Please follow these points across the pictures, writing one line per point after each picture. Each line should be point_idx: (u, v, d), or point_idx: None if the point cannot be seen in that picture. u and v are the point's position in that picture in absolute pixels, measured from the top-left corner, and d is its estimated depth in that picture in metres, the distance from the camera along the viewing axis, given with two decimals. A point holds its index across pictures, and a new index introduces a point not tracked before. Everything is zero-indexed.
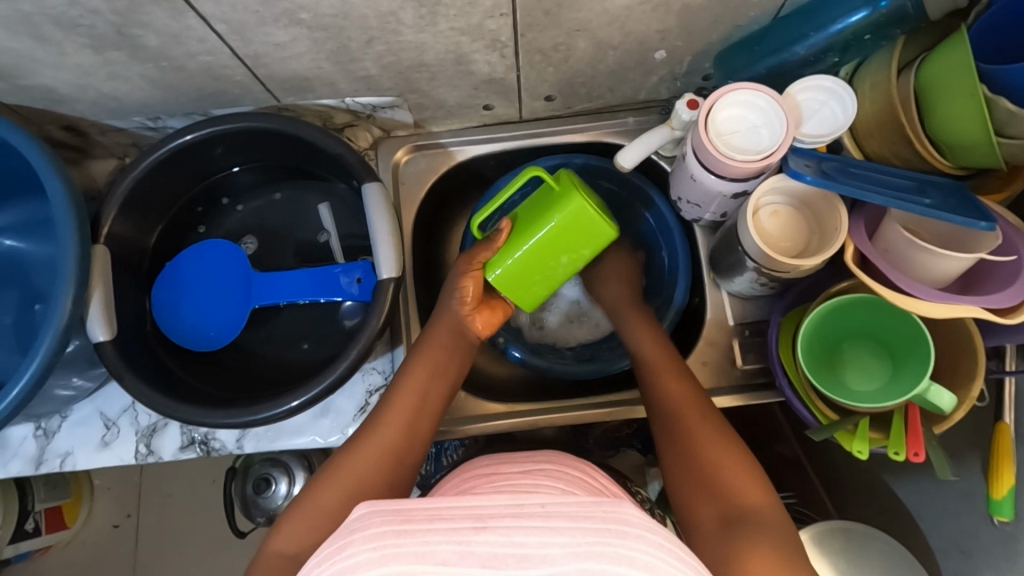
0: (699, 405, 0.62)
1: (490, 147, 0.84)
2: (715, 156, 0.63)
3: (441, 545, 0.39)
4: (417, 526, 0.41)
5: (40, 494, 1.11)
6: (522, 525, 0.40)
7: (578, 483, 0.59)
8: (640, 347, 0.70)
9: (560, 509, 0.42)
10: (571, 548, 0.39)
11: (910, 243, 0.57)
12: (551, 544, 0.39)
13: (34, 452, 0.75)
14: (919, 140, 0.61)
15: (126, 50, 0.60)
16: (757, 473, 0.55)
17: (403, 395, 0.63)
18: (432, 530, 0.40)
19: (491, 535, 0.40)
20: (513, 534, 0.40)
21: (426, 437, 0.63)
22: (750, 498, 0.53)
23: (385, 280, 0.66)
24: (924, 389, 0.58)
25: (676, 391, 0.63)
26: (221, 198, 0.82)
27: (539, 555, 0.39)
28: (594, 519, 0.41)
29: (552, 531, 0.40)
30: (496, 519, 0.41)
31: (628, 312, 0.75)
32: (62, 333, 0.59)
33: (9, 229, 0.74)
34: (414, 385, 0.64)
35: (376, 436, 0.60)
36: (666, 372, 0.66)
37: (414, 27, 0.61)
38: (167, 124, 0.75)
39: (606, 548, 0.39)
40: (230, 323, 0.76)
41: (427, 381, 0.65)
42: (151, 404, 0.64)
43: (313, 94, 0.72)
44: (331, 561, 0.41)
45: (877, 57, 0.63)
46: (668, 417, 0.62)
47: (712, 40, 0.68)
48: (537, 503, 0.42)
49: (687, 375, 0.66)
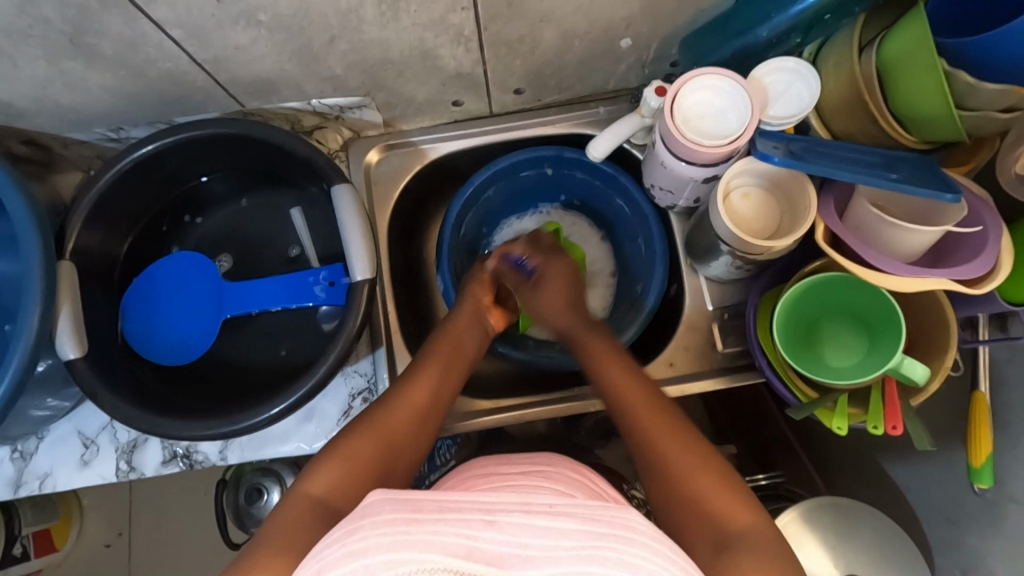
0: (670, 427, 0.58)
1: (462, 142, 0.83)
2: (682, 143, 0.63)
3: (450, 536, 0.39)
4: (428, 516, 0.41)
5: (27, 518, 1.09)
6: (530, 521, 0.40)
7: (575, 485, 0.59)
8: (601, 371, 0.64)
9: (569, 509, 0.42)
10: (577, 550, 0.39)
11: (878, 219, 0.58)
12: (556, 547, 0.39)
13: (12, 475, 0.73)
14: (882, 115, 0.61)
15: (82, 59, 0.59)
16: (746, 490, 0.54)
17: (429, 363, 0.65)
18: (441, 520, 0.40)
19: (496, 533, 0.40)
20: (518, 535, 0.40)
21: (444, 408, 0.63)
22: (733, 516, 0.52)
23: (359, 282, 0.66)
24: (898, 362, 0.59)
25: (654, 425, 0.58)
26: (185, 215, 0.81)
27: (542, 557, 0.39)
28: (601, 520, 0.41)
29: (558, 532, 0.40)
30: (503, 511, 0.41)
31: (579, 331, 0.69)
32: (32, 351, 0.58)
33: None
34: (431, 370, 0.64)
35: (401, 403, 0.61)
36: (624, 386, 0.62)
37: (376, 24, 0.60)
38: (131, 134, 0.74)
39: (608, 554, 0.39)
40: (207, 330, 0.75)
41: (440, 378, 0.64)
42: (127, 418, 0.63)
43: (278, 97, 0.71)
44: (339, 544, 0.41)
45: (839, 35, 0.64)
46: (640, 445, 0.58)
47: (676, 25, 0.68)
48: (544, 502, 0.42)
49: (653, 390, 0.61)
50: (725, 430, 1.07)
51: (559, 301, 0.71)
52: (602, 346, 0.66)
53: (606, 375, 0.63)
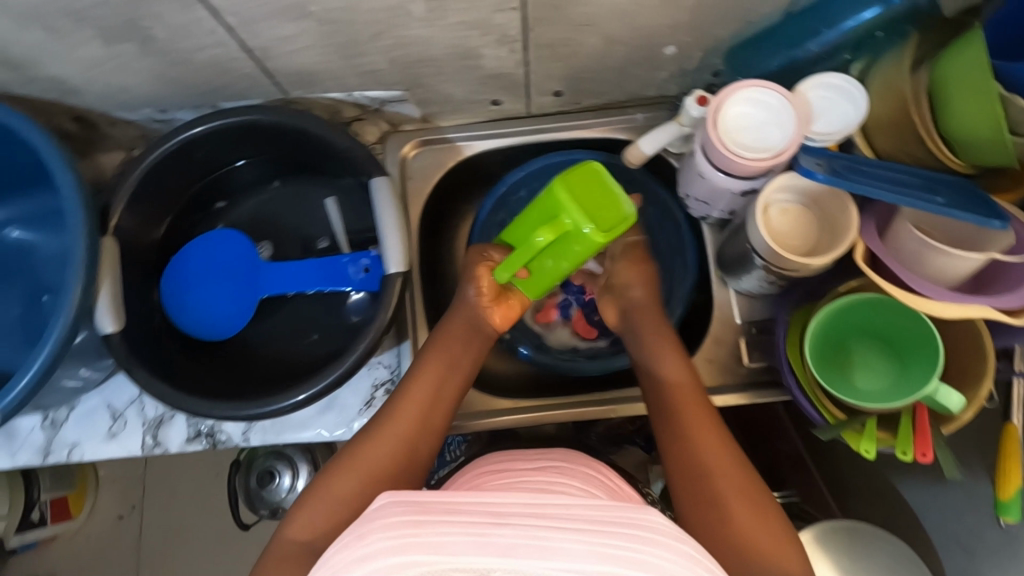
0: (715, 431, 0.59)
1: (498, 142, 0.83)
2: (723, 153, 0.63)
3: (456, 537, 0.40)
4: (435, 517, 0.41)
5: (46, 484, 1.12)
6: (541, 522, 0.40)
7: (594, 482, 0.59)
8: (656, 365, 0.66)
9: (581, 511, 0.42)
10: (590, 546, 0.39)
11: (921, 241, 0.57)
12: (571, 540, 0.39)
13: (42, 442, 0.75)
14: (930, 136, 0.60)
15: (135, 42, 0.60)
16: (779, 512, 0.55)
17: (412, 389, 0.64)
18: (448, 521, 0.41)
19: (508, 530, 0.40)
20: (531, 529, 0.40)
21: (438, 425, 0.63)
22: (769, 538, 0.52)
23: (392, 275, 0.67)
24: (933, 391, 0.57)
25: (695, 421, 0.60)
26: (216, 201, 0.82)
27: (557, 548, 0.39)
28: (616, 521, 0.41)
29: (571, 529, 0.40)
30: (514, 515, 0.41)
31: (650, 326, 0.70)
32: (71, 324, 0.59)
33: (25, 220, 0.77)
34: (422, 385, 0.64)
35: (392, 425, 0.61)
36: (682, 386, 0.63)
37: (423, 21, 0.60)
38: (176, 116, 0.75)
39: (628, 553, 0.39)
40: (239, 314, 0.76)
41: (429, 405, 0.63)
42: (160, 394, 0.64)
43: (321, 88, 0.72)
44: (349, 550, 0.42)
45: (889, 53, 0.63)
46: (682, 444, 0.59)
47: (722, 36, 0.68)
48: (556, 504, 0.42)
49: (701, 391, 0.63)
50: (738, 443, 1.07)
51: (644, 292, 0.72)
52: (663, 341, 0.68)
53: (664, 370, 0.65)
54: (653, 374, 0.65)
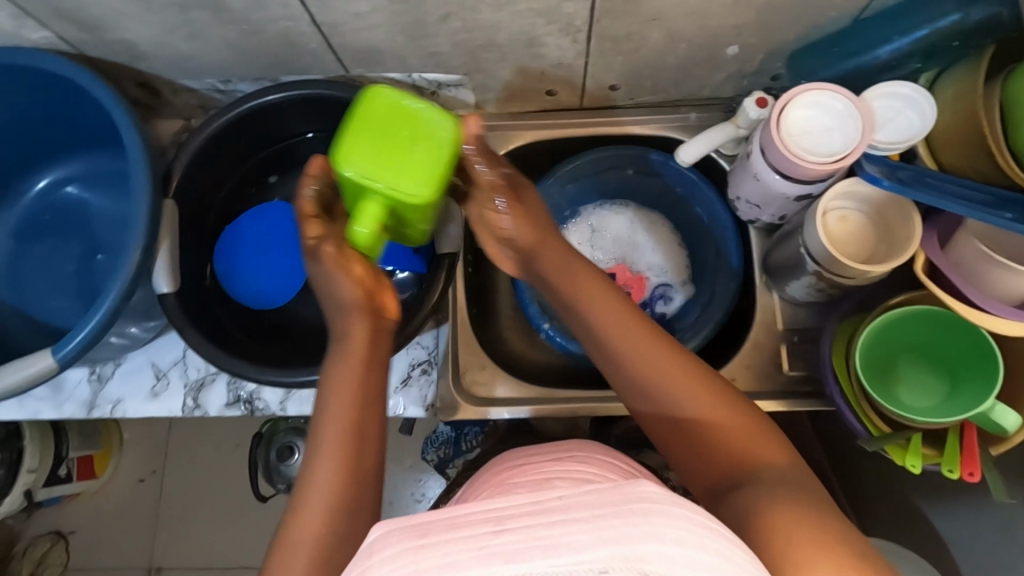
0: (745, 430, 0.51)
1: (549, 133, 0.83)
2: (784, 155, 0.62)
3: (460, 554, 0.32)
4: (436, 538, 0.33)
5: (74, 442, 1.14)
6: (541, 521, 0.32)
7: (610, 467, 0.59)
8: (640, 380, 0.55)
9: (580, 499, 0.33)
10: (596, 534, 0.31)
11: (986, 258, 0.56)
12: (574, 530, 0.32)
13: (87, 396, 0.77)
14: (998, 148, 0.57)
15: (209, 11, 0.62)
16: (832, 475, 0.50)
17: (335, 391, 0.53)
18: (450, 539, 0.33)
19: (512, 536, 0.32)
20: (533, 531, 0.32)
21: (378, 409, 0.54)
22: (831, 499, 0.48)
23: (444, 255, 0.69)
24: (990, 408, 0.56)
25: (709, 427, 0.52)
26: (270, 176, 0.84)
27: (562, 543, 0.31)
28: (614, 503, 0.33)
29: (572, 521, 0.32)
30: (516, 518, 0.33)
31: (605, 313, 0.57)
32: (130, 283, 0.61)
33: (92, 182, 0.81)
34: (342, 391, 0.53)
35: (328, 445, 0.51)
36: (683, 392, 0.54)
37: (492, 6, 0.61)
38: (237, 88, 0.77)
39: (636, 534, 0.31)
40: (285, 285, 0.78)
41: (355, 405, 0.53)
42: (208, 355, 0.65)
43: (382, 67, 0.73)
44: None
45: (962, 65, 0.61)
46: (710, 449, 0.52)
47: (788, 39, 0.67)
48: (554, 496, 0.34)
49: (707, 391, 0.54)
50: None
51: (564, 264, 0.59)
52: (634, 340, 0.55)
53: (655, 381, 0.54)
54: (644, 385, 0.55)
